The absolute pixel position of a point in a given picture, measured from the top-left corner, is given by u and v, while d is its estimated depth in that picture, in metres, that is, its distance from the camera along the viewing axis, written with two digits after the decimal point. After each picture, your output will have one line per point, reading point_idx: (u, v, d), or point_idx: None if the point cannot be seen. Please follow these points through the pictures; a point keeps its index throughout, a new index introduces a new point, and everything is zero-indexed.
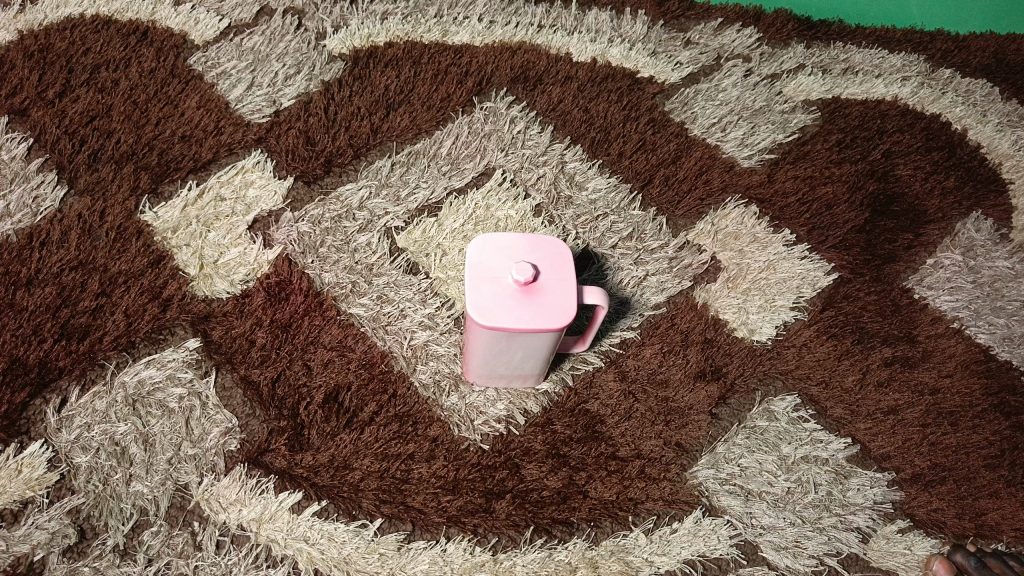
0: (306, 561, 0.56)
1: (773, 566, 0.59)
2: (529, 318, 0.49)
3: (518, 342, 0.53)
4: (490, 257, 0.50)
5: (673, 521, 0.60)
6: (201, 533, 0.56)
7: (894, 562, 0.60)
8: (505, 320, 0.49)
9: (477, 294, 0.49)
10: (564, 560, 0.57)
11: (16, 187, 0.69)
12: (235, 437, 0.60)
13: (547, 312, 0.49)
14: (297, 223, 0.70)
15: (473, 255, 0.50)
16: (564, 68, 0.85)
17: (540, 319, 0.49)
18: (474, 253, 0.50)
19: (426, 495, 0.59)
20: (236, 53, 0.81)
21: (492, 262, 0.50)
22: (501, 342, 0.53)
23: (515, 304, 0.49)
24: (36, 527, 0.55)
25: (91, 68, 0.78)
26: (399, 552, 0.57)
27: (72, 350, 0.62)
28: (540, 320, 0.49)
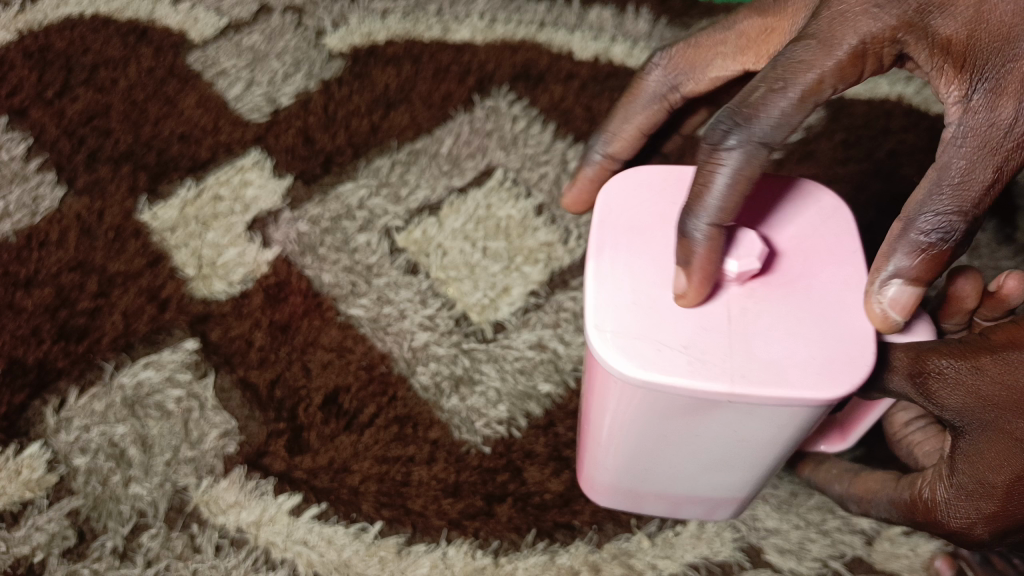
0: (305, 564, 0.56)
1: (776, 568, 0.59)
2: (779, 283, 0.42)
3: (733, 422, 0.41)
4: (641, 237, 0.43)
5: (677, 524, 0.60)
6: (199, 536, 0.57)
7: (898, 565, 0.59)
8: (714, 374, 0.38)
9: (653, 435, 0.44)
10: (565, 563, 0.57)
11: (15, 188, 0.70)
12: (234, 439, 0.60)
13: (804, 353, 0.39)
14: (296, 223, 0.69)
15: (599, 382, 0.42)
16: (567, 66, 0.79)
17: (793, 385, 0.38)
18: (623, 401, 0.42)
19: (426, 498, 0.59)
20: (235, 52, 0.79)
21: (657, 265, 0.42)
22: (679, 424, 0.42)
23: (746, 316, 0.40)
24: (36, 528, 0.56)
25: (91, 67, 0.77)
26: (399, 556, 0.56)
27: (71, 351, 0.62)
28: (782, 369, 0.38)
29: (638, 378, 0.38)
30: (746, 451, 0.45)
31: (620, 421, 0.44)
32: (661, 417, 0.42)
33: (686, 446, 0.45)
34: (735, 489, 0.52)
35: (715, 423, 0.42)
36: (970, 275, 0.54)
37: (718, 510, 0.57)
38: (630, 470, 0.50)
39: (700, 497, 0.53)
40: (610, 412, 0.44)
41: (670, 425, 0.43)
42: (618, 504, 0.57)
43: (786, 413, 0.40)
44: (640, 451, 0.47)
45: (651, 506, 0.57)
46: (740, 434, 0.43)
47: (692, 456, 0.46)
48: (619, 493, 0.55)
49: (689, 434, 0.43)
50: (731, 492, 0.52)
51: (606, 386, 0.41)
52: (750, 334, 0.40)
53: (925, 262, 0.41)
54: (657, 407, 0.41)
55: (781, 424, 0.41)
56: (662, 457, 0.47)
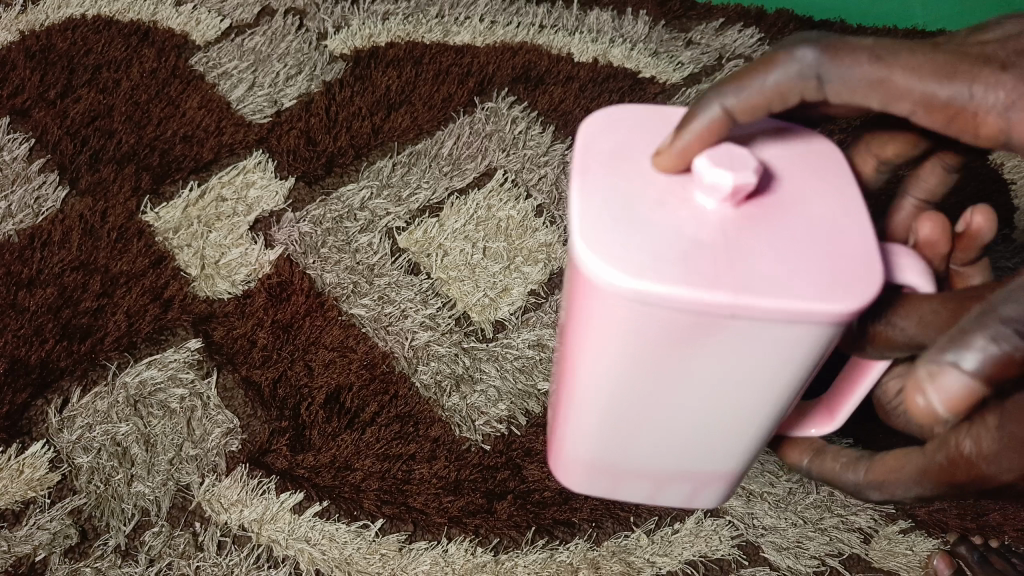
0: (307, 561, 0.57)
1: (774, 566, 0.60)
2: (786, 202, 0.36)
3: (728, 351, 0.36)
4: (626, 151, 0.38)
5: (675, 522, 0.60)
6: (202, 534, 0.57)
7: (894, 562, 0.60)
8: (717, 284, 0.33)
9: (643, 375, 0.39)
10: (565, 560, 0.58)
11: (18, 188, 0.70)
12: (236, 438, 0.61)
13: (804, 269, 0.34)
14: (297, 224, 0.70)
15: (586, 305, 0.36)
16: (566, 68, 0.80)
17: (805, 298, 0.33)
18: (612, 322, 0.36)
19: (427, 496, 0.59)
20: (237, 53, 0.80)
21: (643, 179, 0.36)
22: (669, 357, 0.37)
23: (742, 226, 0.35)
24: (37, 528, 0.57)
25: (93, 68, 0.78)
26: (400, 553, 0.57)
27: (74, 351, 0.63)
28: (787, 281, 0.33)
29: (632, 288, 0.33)
30: (736, 399, 0.40)
31: (603, 359, 0.39)
32: (654, 349, 0.37)
33: (677, 393, 0.40)
34: (727, 455, 0.46)
35: (706, 355, 0.37)
36: (933, 218, 0.47)
37: (707, 495, 0.53)
38: (611, 431, 0.45)
39: (687, 472, 0.49)
40: (592, 346, 0.38)
41: (657, 359, 0.38)
42: (595, 491, 0.53)
43: (795, 333, 0.35)
44: (621, 402, 0.41)
45: (631, 488, 0.52)
46: (733, 373, 0.38)
47: (680, 409, 0.41)
48: (600, 469, 0.50)
49: (682, 373, 0.38)
50: (722, 459, 0.47)
51: (590, 308, 0.36)
52: (748, 253, 0.34)
53: (966, 393, 0.32)
54: (647, 331, 0.36)
55: (785, 356, 0.36)
56: (648, 414, 0.42)
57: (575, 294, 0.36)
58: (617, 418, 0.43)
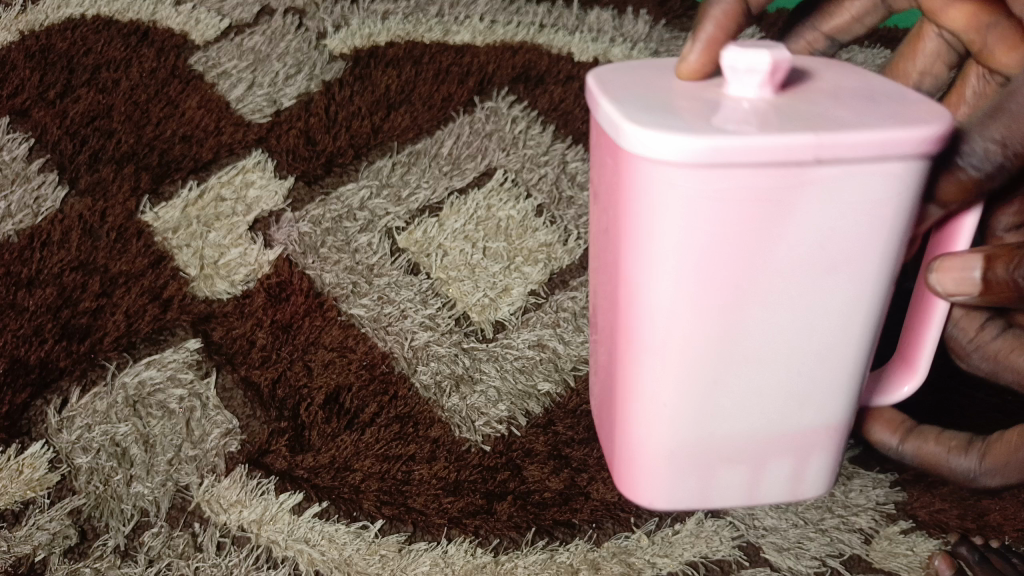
0: (307, 563, 0.56)
1: (774, 567, 0.59)
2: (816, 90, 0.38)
3: (809, 225, 0.36)
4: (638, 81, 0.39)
5: (676, 522, 0.60)
6: (201, 534, 0.57)
7: (896, 563, 0.59)
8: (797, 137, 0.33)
9: (724, 313, 0.38)
10: (566, 561, 0.57)
11: (17, 188, 0.70)
12: (236, 438, 0.61)
13: (871, 119, 0.34)
14: (297, 223, 0.70)
15: (656, 225, 0.36)
16: (566, 68, 0.80)
17: (881, 126, 0.33)
18: (695, 219, 0.35)
19: (426, 497, 0.59)
20: (236, 53, 0.79)
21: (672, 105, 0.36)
22: (757, 256, 0.36)
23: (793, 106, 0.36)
24: (37, 528, 0.56)
25: (92, 68, 0.78)
26: (399, 554, 0.57)
27: (73, 351, 0.63)
28: (858, 120, 0.34)
29: (701, 143, 0.32)
30: (833, 295, 0.39)
31: (693, 293, 0.38)
32: (745, 251, 0.36)
33: (766, 315, 0.39)
34: (826, 402, 0.44)
35: (797, 220, 0.36)
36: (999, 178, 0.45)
37: (816, 474, 0.48)
38: (702, 399, 0.42)
39: (787, 439, 0.46)
40: (680, 283, 0.37)
41: (746, 268, 0.37)
42: (689, 503, 0.48)
43: (884, 170, 0.34)
44: (711, 351, 0.40)
45: (725, 485, 0.47)
46: (833, 258, 0.37)
47: (770, 346, 0.40)
48: (695, 466, 0.46)
49: (771, 289, 0.38)
50: (820, 406, 0.44)
51: (642, 185, 0.35)
52: (816, 120, 0.34)
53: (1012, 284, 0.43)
54: (732, 214, 0.35)
55: (877, 178, 0.35)
56: (743, 358, 0.40)
57: (658, 238, 0.36)
58: (712, 382, 0.41)
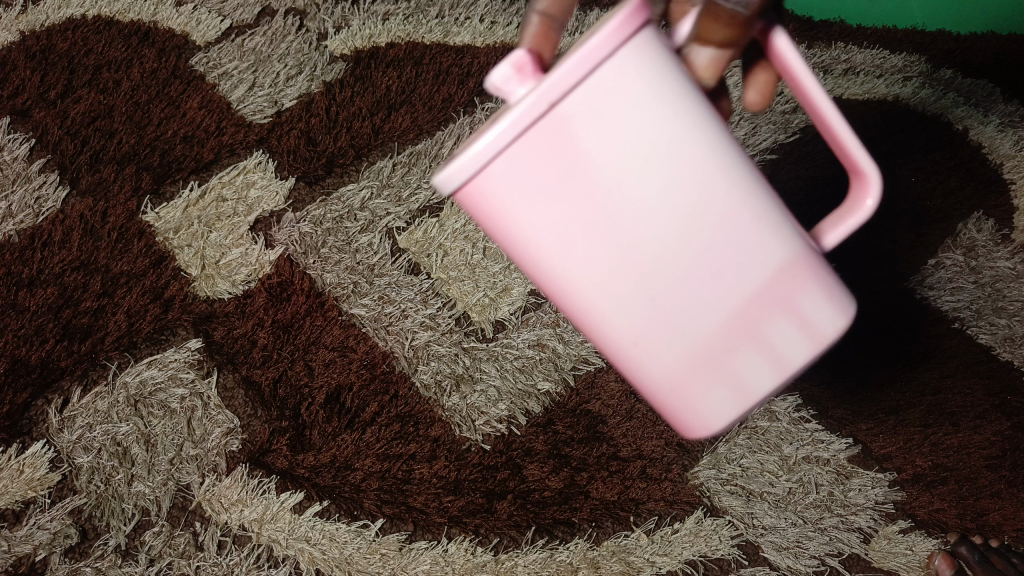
0: (307, 561, 0.58)
1: (773, 566, 0.60)
2: None
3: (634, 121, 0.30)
4: None
5: (675, 521, 0.60)
6: (201, 534, 0.59)
7: (895, 563, 0.60)
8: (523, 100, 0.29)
9: (607, 246, 0.32)
10: (565, 560, 0.58)
11: (18, 188, 0.70)
12: (237, 437, 0.61)
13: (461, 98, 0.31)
14: (298, 224, 0.70)
15: (497, 210, 0.32)
16: None
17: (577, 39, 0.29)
18: (512, 196, 0.31)
19: (426, 496, 0.60)
20: (236, 53, 0.80)
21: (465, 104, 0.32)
22: (599, 176, 0.31)
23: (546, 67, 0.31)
24: (38, 527, 0.58)
25: (93, 69, 0.78)
26: (399, 553, 0.58)
27: (74, 351, 0.63)
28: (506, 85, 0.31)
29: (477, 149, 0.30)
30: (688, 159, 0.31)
31: (569, 254, 0.33)
32: (575, 179, 0.31)
33: (676, 257, 0.32)
34: (754, 227, 0.33)
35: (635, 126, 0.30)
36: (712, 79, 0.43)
37: (817, 308, 0.36)
38: (654, 348, 0.35)
39: (760, 302, 0.34)
40: (554, 250, 0.33)
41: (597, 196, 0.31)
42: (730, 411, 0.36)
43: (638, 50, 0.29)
44: (634, 298, 0.33)
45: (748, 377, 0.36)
46: (636, 138, 0.30)
47: (686, 264, 0.33)
48: (694, 391, 0.36)
49: (632, 210, 0.31)
50: (760, 230, 0.33)
51: (493, 212, 0.32)
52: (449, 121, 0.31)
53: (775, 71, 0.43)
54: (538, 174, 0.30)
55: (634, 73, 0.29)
56: (653, 282, 0.33)
57: (500, 230, 0.33)
58: (641, 342, 0.35)
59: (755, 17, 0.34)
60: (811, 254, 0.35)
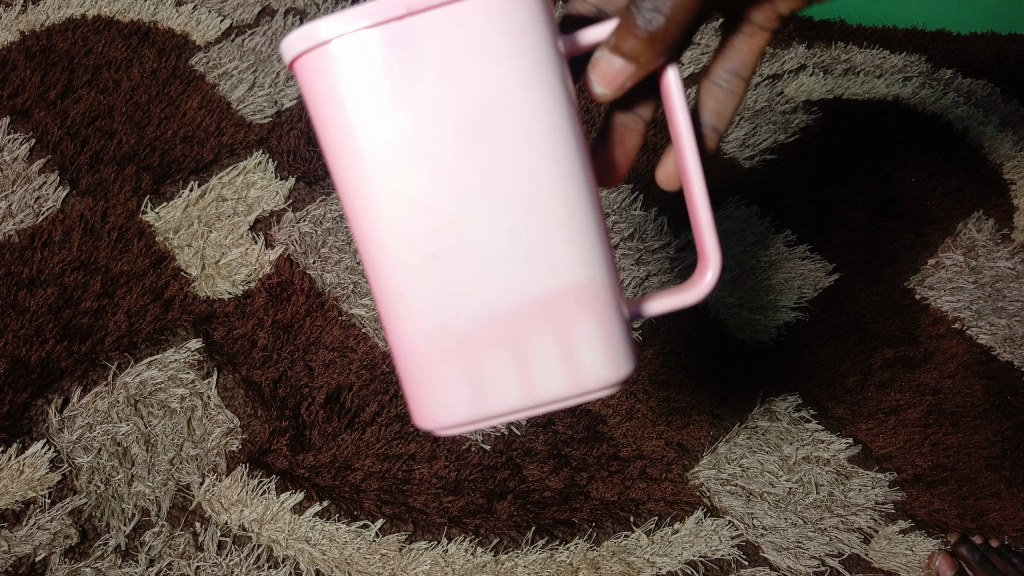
0: (306, 562, 0.59)
1: (774, 566, 0.61)
2: None
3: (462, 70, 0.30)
4: None
5: (675, 521, 0.61)
6: (201, 534, 0.60)
7: (895, 562, 0.61)
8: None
9: (399, 171, 0.30)
10: (565, 560, 0.59)
11: (18, 188, 0.71)
12: (236, 437, 0.62)
13: None
14: (297, 224, 0.68)
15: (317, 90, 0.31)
16: None
17: None
18: (330, 79, 0.30)
19: (427, 496, 0.60)
20: (236, 53, 0.76)
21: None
22: (411, 94, 0.30)
23: None
24: (38, 527, 0.60)
25: (94, 68, 0.76)
26: (399, 553, 0.59)
27: (74, 351, 0.64)
28: None
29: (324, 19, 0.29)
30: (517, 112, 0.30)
31: (370, 161, 0.31)
32: (383, 81, 0.30)
33: (462, 209, 0.31)
34: (541, 229, 0.31)
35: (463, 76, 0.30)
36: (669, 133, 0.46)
37: (596, 350, 0.33)
38: (415, 302, 0.32)
39: (533, 303, 0.32)
40: (355, 148, 0.31)
41: (403, 114, 0.30)
42: (461, 412, 0.33)
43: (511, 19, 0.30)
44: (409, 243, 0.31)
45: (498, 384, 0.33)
46: (475, 94, 0.30)
47: (467, 223, 0.31)
48: (448, 367, 0.33)
49: (423, 141, 0.30)
50: (551, 240, 0.31)
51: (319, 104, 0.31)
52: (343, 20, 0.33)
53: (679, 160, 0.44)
54: (365, 48, 0.29)
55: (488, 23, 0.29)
56: (440, 235, 0.31)
57: (314, 114, 0.32)
58: (406, 290, 0.32)
59: (662, 46, 0.35)
60: (608, 291, 0.34)
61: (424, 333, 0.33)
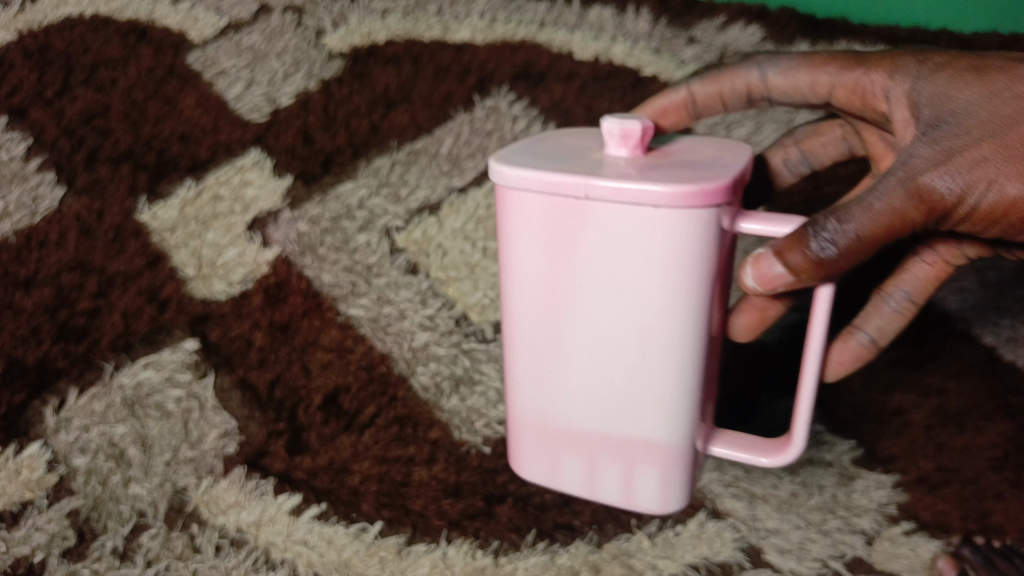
0: (304, 565, 0.54)
1: (776, 568, 0.56)
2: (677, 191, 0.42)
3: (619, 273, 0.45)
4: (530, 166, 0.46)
5: (677, 525, 0.58)
6: (199, 536, 0.56)
7: (898, 564, 0.55)
8: (599, 182, 0.43)
9: (546, 328, 0.50)
10: (565, 563, 0.55)
11: (15, 188, 0.70)
12: (234, 439, 0.60)
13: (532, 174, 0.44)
14: (296, 223, 0.69)
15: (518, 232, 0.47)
16: (567, 65, 0.79)
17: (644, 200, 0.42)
18: (526, 239, 0.47)
19: (426, 498, 0.58)
20: (234, 52, 0.79)
21: (579, 155, 0.48)
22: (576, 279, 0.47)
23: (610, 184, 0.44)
24: (36, 528, 0.56)
25: (91, 67, 0.77)
26: (399, 557, 0.55)
27: (71, 351, 0.63)
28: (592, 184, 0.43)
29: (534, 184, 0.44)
30: (634, 315, 0.46)
31: (527, 258, 0.48)
32: (558, 249, 0.46)
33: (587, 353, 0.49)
34: (655, 428, 0.50)
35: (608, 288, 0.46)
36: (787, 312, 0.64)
37: (647, 482, 0.53)
38: (527, 402, 0.54)
39: (641, 443, 0.51)
40: (519, 246, 0.48)
41: (569, 293, 0.47)
42: (541, 478, 0.57)
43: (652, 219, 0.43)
44: (541, 367, 0.51)
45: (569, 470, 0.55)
46: (623, 298, 0.46)
47: (582, 367, 0.50)
48: (541, 439, 0.55)
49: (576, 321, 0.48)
50: (655, 431, 0.51)
51: (515, 214, 0.47)
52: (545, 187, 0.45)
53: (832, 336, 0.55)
54: (551, 223, 0.45)
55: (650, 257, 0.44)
56: (562, 345, 0.50)
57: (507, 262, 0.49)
58: (522, 383, 0.53)
59: (825, 267, 0.43)
60: (676, 453, 0.52)
61: (534, 456, 0.56)
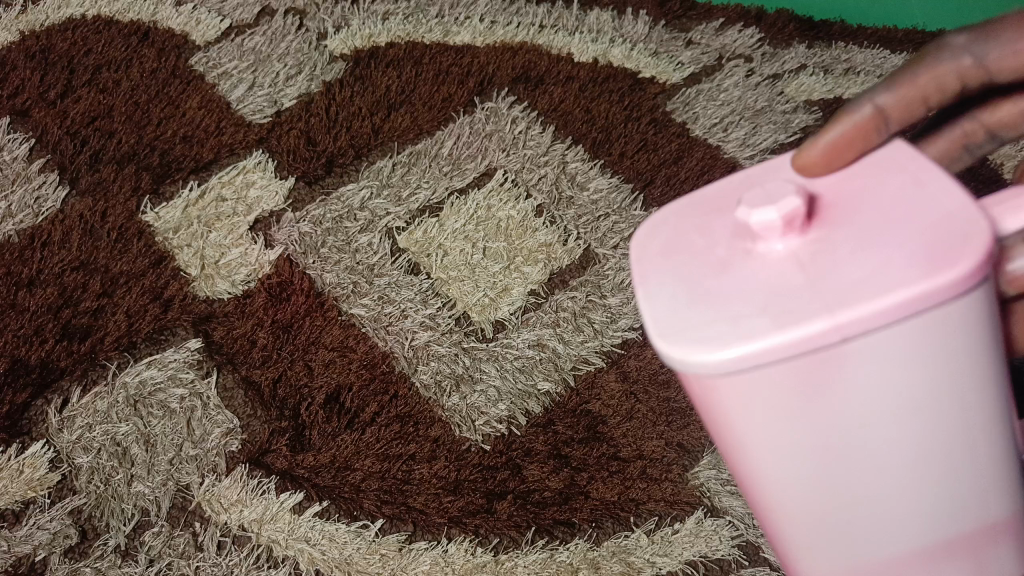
0: (307, 562, 0.56)
1: (773, 566, 0.55)
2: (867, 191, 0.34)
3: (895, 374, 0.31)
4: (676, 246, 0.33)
5: (676, 521, 0.57)
6: (202, 534, 0.57)
7: None
8: (805, 313, 0.29)
9: (809, 487, 0.35)
10: (565, 561, 0.56)
11: (18, 188, 0.71)
12: (237, 437, 0.61)
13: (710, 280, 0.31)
14: (298, 224, 0.70)
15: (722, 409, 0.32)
16: (565, 69, 0.79)
17: (898, 282, 0.29)
18: (744, 408, 0.32)
19: (427, 496, 0.58)
20: (236, 53, 0.80)
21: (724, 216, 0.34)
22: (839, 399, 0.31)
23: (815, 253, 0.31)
24: (37, 527, 0.57)
25: (93, 68, 0.79)
26: (400, 553, 0.56)
27: (73, 351, 0.63)
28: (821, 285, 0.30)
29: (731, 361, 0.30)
30: (918, 426, 0.33)
31: (768, 427, 0.32)
32: (806, 399, 0.31)
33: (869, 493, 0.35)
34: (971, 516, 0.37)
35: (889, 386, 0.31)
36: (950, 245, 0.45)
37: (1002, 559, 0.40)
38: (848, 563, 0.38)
39: (983, 532, 0.38)
40: (751, 422, 0.32)
41: (827, 439, 0.33)
42: None
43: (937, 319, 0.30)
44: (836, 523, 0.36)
45: None
46: (898, 415, 0.32)
47: (873, 508, 0.35)
48: None
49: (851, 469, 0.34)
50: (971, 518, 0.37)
51: (711, 402, 0.32)
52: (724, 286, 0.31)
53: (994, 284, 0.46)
54: (784, 399, 0.31)
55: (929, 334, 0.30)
56: (839, 512, 0.36)
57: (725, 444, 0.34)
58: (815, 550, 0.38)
59: None
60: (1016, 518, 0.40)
61: None
